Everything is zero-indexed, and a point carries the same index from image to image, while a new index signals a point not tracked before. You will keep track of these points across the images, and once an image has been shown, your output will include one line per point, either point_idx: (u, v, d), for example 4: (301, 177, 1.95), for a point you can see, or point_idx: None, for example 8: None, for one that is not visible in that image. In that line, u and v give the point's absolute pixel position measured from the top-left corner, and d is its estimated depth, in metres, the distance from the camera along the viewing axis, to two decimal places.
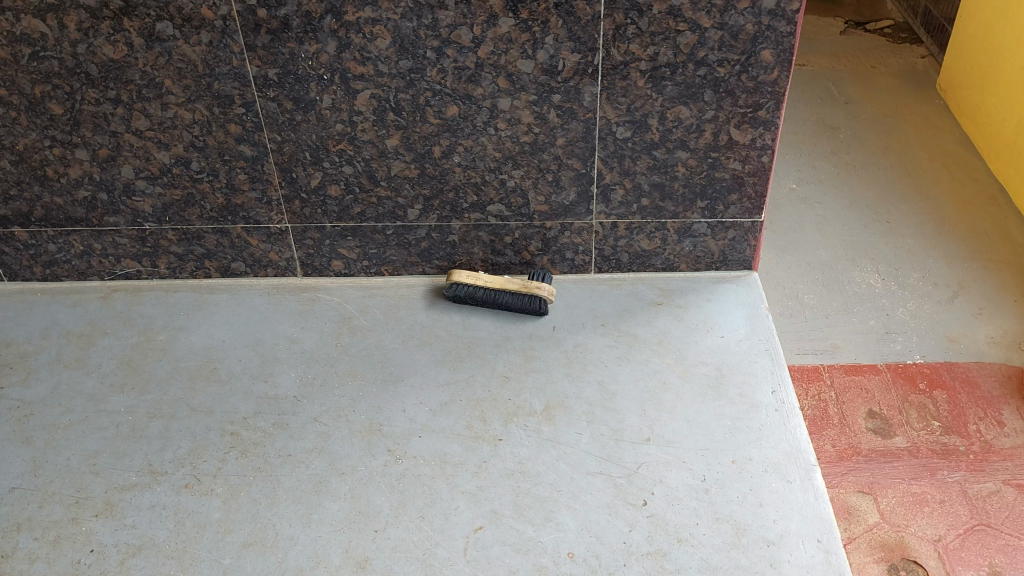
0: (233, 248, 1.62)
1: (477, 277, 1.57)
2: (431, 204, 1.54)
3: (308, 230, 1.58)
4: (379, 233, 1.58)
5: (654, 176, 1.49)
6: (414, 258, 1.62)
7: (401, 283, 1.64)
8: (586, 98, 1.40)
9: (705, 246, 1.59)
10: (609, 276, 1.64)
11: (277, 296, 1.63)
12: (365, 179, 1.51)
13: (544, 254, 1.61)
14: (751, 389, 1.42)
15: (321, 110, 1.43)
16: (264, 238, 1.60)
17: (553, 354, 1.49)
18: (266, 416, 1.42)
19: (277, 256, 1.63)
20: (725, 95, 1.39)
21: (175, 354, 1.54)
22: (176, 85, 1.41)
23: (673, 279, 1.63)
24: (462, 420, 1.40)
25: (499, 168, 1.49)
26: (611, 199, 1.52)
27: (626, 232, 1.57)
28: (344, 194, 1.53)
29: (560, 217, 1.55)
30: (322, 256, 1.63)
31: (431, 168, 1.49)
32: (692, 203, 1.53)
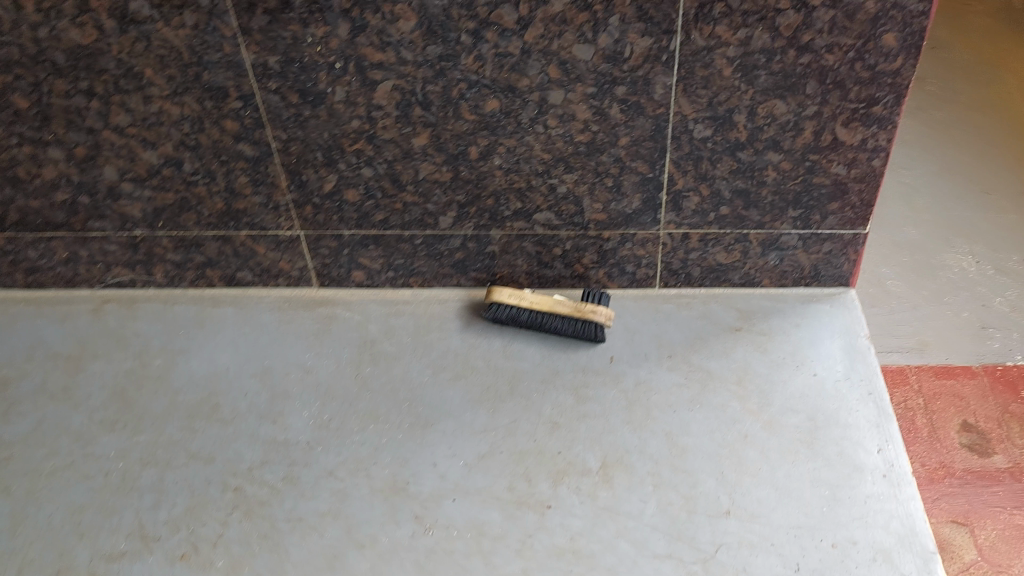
0: (237, 257, 1.39)
1: (521, 297, 1.34)
2: (466, 211, 1.30)
3: (323, 238, 1.35)
4: (405, 242, 1.35)
5: (737, 182, 1.23)
6: (447, 269, 1.38)
7: (432, 298, 1.41)
8: (657, 90, 1.13)
9: (794, 260, 1.33)
10: (677, 292, 1.39)
11: (289, 313, 1.41)
12: (388, 183, 1.27)
13: (600, 267, 1.36)
14: (852, 448, 1.18)
15: (332, 104, 1.18)
16: (273, 246, 1.37)
17: (610, 395, 1.27)
18: (274, 468, 1.21)
19: (289, 265, 1.40)
20: (832, 87, 1.11)
21: (171, 386, 1.33)
22: (159, 76, 1.16)
23: (754, 297, 1.37)
24: (501, 480, 1.18)
25: (548, 172, 1.23)
26: (682, 207, 1.27)
27: (699, 244, 1.32)
28: (363, 198, 1.29)
29: (620, 227, 1.30)
30: (340, 266, 1.39)
31: (467, 171, 1.24)
32: (782, 212, 1.26)
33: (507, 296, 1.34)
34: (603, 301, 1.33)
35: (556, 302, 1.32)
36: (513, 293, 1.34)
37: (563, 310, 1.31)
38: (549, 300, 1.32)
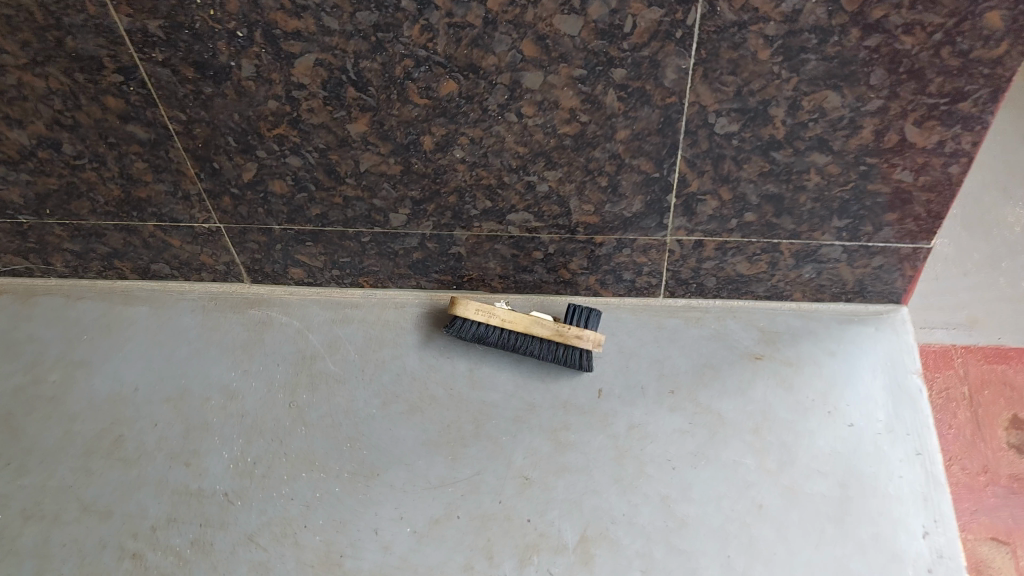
0: (148, 249, 1.14)
1: (490, 315, 1.07)
2: (423, 208, 1.03)
3: (249, 231, 1.09)
4: (351, 240, 1.09)
5: (768, 186, 0.95)
6: (403, 270, 1.13)
7: (386, 302, 1.17)
8: (668, 75, 0.84)
9: (835, 274, 1.06)
10: (687, 303, 1.13)
11: (214, 317, 1.17)
12: (322, 174, 1.00)
13: (590, 273, 1.10)
14: (891, 531, 0.94)
15: (240, 80, 0.89)
16: (189, 238, 1.11)
17: (597, 444, 1.03)
18: (182, 528, 1.01)
19: (211, 259, 1.14)
20: (906, 77, 0.82)
21: (66, 411, 1.11)
22: (9, 42, 0.88)
23: (780, 315, 1.11)
24: (458, 555, 0.96)
25: (524, 168, 0.96)
26: (697, 212, 0.99)
27: (716, 252, 1.04)
28: (293, 191, 1.02)
29: (616, 231, 1.03)
30: (274, 262, 1.14)
31: (419, 164, 0.97)
32: (824, 221, 0.99)
33: (473, 313, 1.07)
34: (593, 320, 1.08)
35: (534, 323, 1.06)
36: (482, 308, 1.07)
37: (543, 333, 1.06)
38: (526, 320, 1.06)
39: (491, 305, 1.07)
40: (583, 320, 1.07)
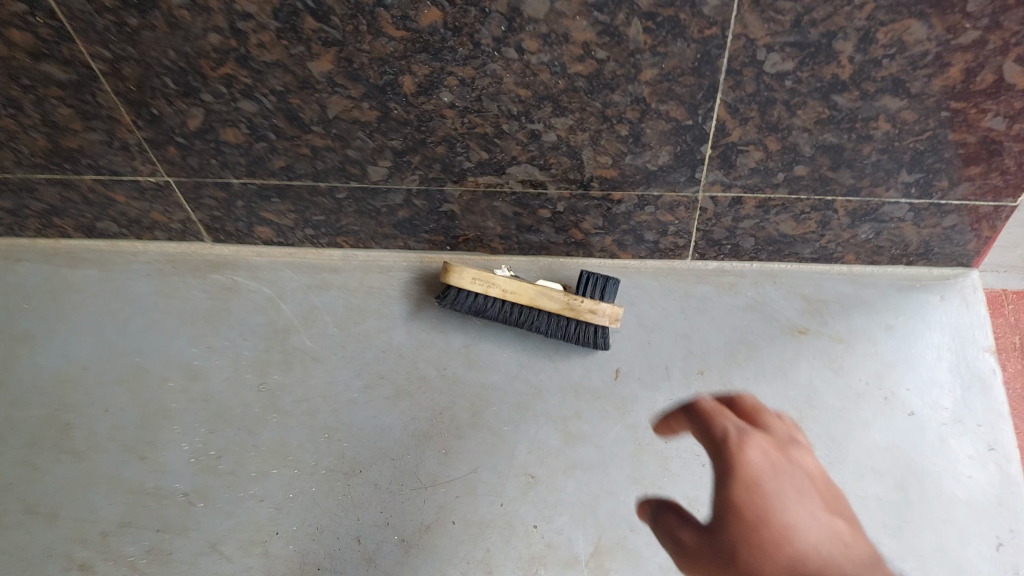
0: (89, 205, 0.97)
1: (489, 285, 0.91)
2: (406, 160, 0.86)
3: (203, 186, 0.92)
4: (324, 195, 0.92)
5: (825, 135, 0.78)
6: (387, 229, 0.98)
7: (368, 266, 1.02)
8: (709, 1, 0.66)
9: (896, 234, 0.90)
10: (719, 267, 0.97)
11: (172, 282, 1.01)
12: (283, 122, 0.83)
13: (606, 233, 0.94)
14: (959, 543, 0.80)
15: (170, 10, 0.71)
16: (135, 194, 0.95)
17: (613, 435, 0.89)
18: (138, 536, 0.86)
19: (163, 217, 0.98)
20: (1015, 3, 0.64)
21: (6, 393, 0.95)
22: None
23: (827, 280, 0.95)
24: (454, 568, 0.83)
25: (526, 114, 0.78)
26: (736, 165, 0.82)
27: (757, 211, 0.88)
28: (250, 140, 0.85)
29: (638, 187, 0.86)
30: (237, 220, 0.98)
31: (399, 109, 0.80)
32: (889, 175, 0.82)
33: (470, 283, 0.92)
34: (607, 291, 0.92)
35: (540, 295, 0.90)
36: (479, 276, 0.91)
37: (551, 307, 0.90)
38: (530, 291, 0.91)
39: (490, 273, 0.91)
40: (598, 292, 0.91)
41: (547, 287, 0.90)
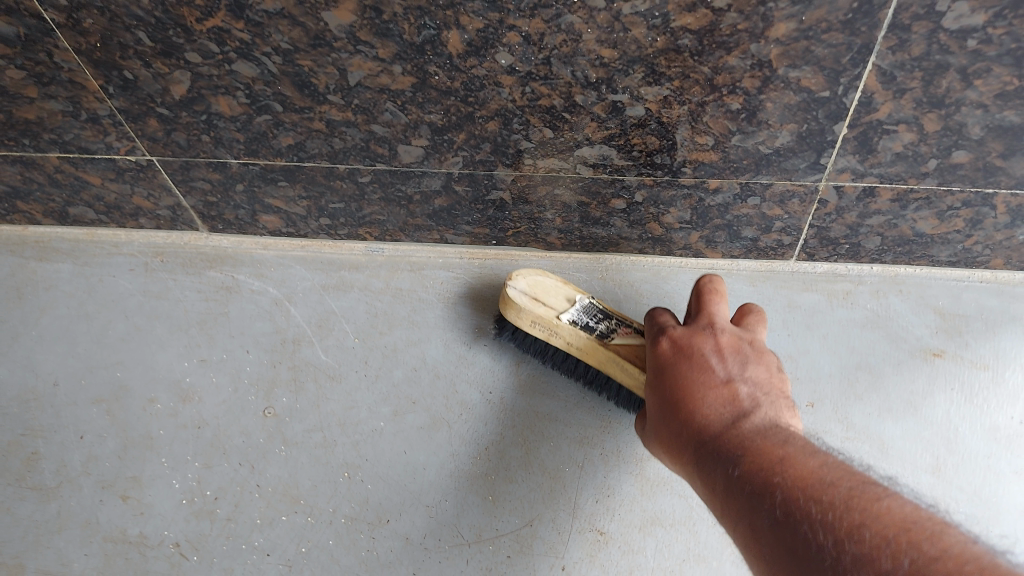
0: (58, 188, 0.80)
1: (552, 334, 0.72)
2: (447, 138, 0.68)
3: (196, 168, 0.75)
4: (344, 180, 0.75)
5: (1005, 114, 0.59)
6: (421, 220, 0.80)
7: (396, 262, 0.84)
8: None
9: None
10: (830, 271, 0.78)
11: (161, 280, 0.84)
12: (292, 90, 0.64)
13: (693, 229, 0.76)
14: None
15: None
16: (113, 175, 0.77)
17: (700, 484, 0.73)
18: None
19: (149, 203, 0.81)
20: None
21: None
22: None
23: (968, 291, 0.77)
24: None
25: (608, 81, 0.60)
26: (876, 151, 0.63)
27: (892, 206, 0.69)
28: (248, 112, 0.67)
29: (742, 175, 0.68)
30: (237, 208, 0.81)
31: (440, 74, 0.61)
32: None
33: (529, 325, 0.72)
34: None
35: (608, 363, 0.70)
36: (540, 321, 0.72)
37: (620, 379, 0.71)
38: (600, 354, 0.70)
39: (554, 319, 0.71)
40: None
41: (616, 358, 0.69)
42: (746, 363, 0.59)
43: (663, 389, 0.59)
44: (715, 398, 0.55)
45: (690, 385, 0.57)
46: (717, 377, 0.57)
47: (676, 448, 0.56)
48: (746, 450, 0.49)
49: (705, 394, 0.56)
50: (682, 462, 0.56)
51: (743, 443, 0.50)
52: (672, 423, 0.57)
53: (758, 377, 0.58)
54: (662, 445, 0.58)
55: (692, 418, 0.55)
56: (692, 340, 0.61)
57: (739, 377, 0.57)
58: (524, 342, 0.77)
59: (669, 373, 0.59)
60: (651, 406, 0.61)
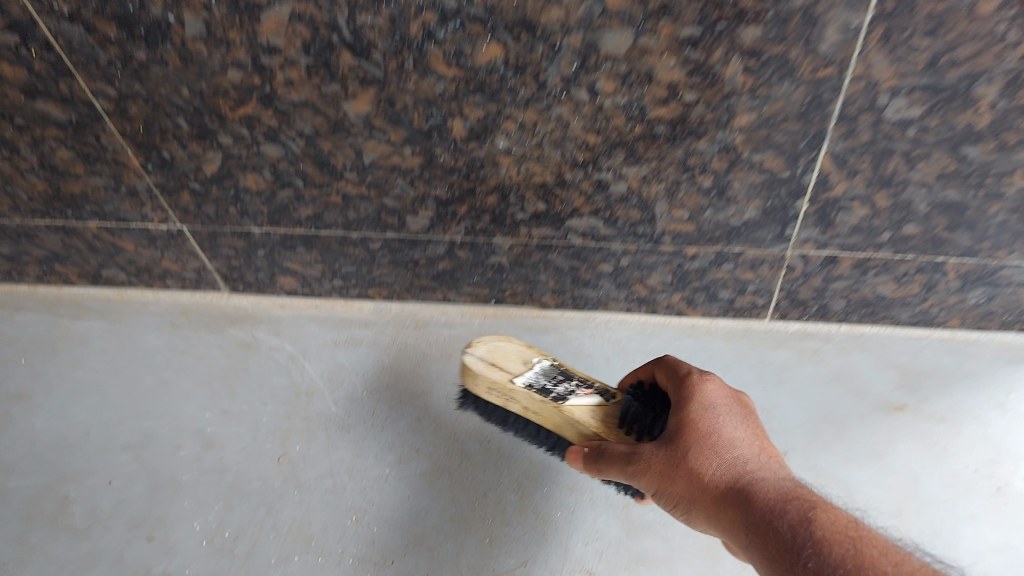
0: (94, 253, 0.87)
1: (507, 398, 0.71)
2: (451, 210, 0.76)
3: (222, 236, 0.82)
4: (356, 246, 0.82)
5: (945, 193, 0.66)
6: (426, 282, 0.87)
7: (402, 319, 0.92)
8: (826, 38, 0.54)
9: (1011, 300, 0.79)
10: (801, 330, 0.86)
11: (185, 337, 0.92)
12: (312, 168, 0.72)
13: (674, 291, 0.83)
14: None
15: (184, 43, 0.60)
16: (145, 242, 0.85)
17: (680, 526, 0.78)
18: None
19: (177, 266, 0.88)
20: None
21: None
22: None
23: (927, 349, 0.84)
24: None
25: (594, 162, 0.67)
26: (835, 223, 0.71)
27: (853, 271, 0.76)
28: (273, 187, 0.75)
29: (716, 243, 0.75)
30: (257, 270, 0.88)
31: (445, 155, 0.69)
32: (1016, 238, 0.70)
33: (484, 391, 0.71)
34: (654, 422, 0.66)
35: (564, 425, 0.69)
36: (496, 387, 0.70)
37: (578, 440, 0.69)
38: (555, 416, 0.69)
39: (509, 387, 0.69)
40: (643, 425, 0.66)
41: (574, 420, 0.68)
42: (741, 418, 0.61)
43: (665, 440, 0.60)
44: (724, 453, 0.58)
45: (696, 439, 0.59)
46: (720, 432, 0.59)
47: (686, 502, 0.58)
48: (772, 512, 0.52)
49: (713, 451, 0.58)
50: (694, 514, 0.58)
51: (789, 499, 0.53)
52: (678, 477, 0.58)
53: (753, 430, 0.61)
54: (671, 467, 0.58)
55: (733, 461, 0.57)
56: (684, 393, 0.62)
57: (739, 432, 0.59)
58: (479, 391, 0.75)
59: (672, 426, 0.60)
60: (637, 450, 0.61)
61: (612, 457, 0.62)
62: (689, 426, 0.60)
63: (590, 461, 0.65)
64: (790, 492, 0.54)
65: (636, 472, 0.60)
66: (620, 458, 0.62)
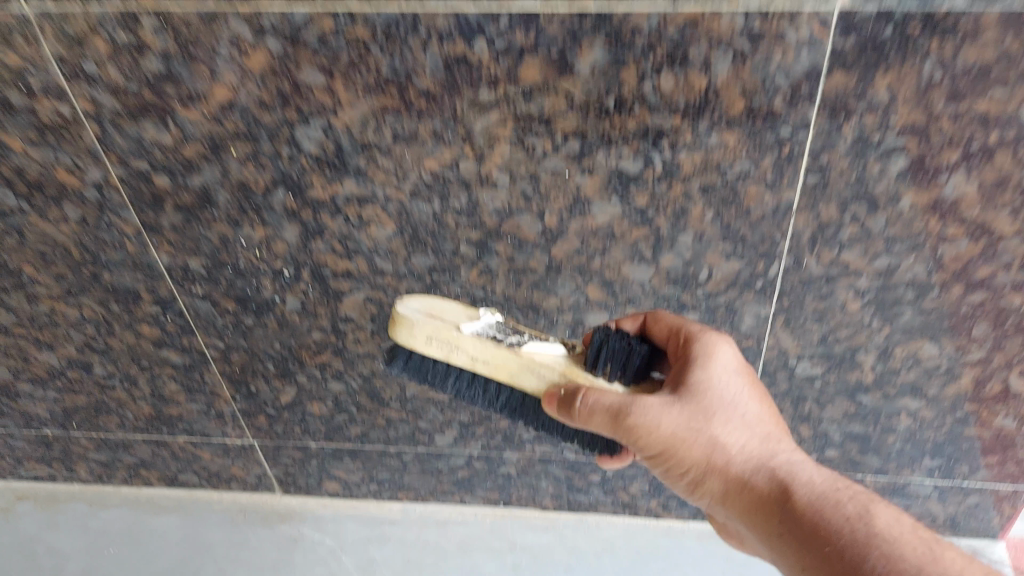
0: (176, 460, 1.06)
1: (454, 351, 0.67)
2: (471, 431, 0.95)
3: (284, 448, 1.02)
4: (393, 457, 1.01)
5: (852, 426, 0.86)
6: (447, 486, 1.06)
7: (425, 518, 1.10)
8: (745, 321, 0.76)
9: (923, 509, 0.97)
10: None
11: (243, 532, 1.09)
12: (365, 398, 0.93)
13: (651, 497, 1.01)
14: None
15: (283, 314, 0.82)
16: (221, 452, 1.04)
17: None
18: None
19: (242, 471, 1.07)
20: (1015, 333, 0.73)
21: None
22: (40, 273, 0.80)
23: None
24: None
25: None
26: None
27: None
28: (332, 412, 0.95)
29: None
30: (309, 476, 1.07)
31: None
32: (914, 460, 0.89)
33: (424, 345, 0.68)
34: (627, 361, 0.66)
35: (522, 371, 0.67)
36: (436, 335, 0.67)
37: (535, 390, 0.68)
38: (511, 365, 0.67)
39: (454, 333, 0.67)
40: (610, 374, 0.66)
41: (532, 363, 0.67)
42: (739, 366, 0.64)
43: (675, 395, 0.62)
44: (740, 439, 0.62)
45: (707, 406, 0.62)
46: (730, 407, 0.62)
47: (707, 470, 0.63)
48: (813, 519, 0.58)
49: (728, 430, 0.62)
50: (715, 479, 0.63)
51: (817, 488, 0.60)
52: (693, 445, 0.62)
53: (760, 404, 0.65)
54: (694, 416, 0.62)
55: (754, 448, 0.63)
56: (696, 348, 0.64)
57: (743, 393, 0.63)
58: (417, 373, 0.72)
59: (676, 386, 0.63)
60: (638, 403, 0.62)
61: (605, 406, 0.62)
62: (710, 406, 0.62)
63: (565, 404, 0.64)
64: (815, 490, 0.60)
65: (637, 420, 0.61)
66: (608, 413, 0.62)
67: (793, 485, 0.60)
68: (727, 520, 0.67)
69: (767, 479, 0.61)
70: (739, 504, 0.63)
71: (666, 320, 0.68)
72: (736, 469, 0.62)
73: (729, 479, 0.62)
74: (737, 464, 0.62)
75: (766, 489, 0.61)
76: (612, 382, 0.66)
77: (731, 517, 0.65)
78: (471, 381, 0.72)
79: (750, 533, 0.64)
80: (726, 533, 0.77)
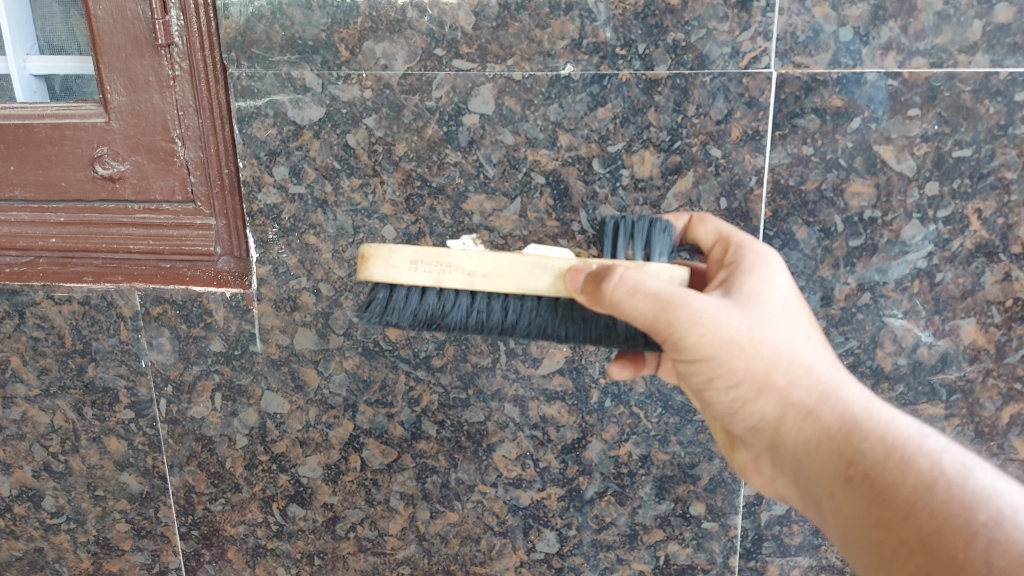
0: None
1: (445, 271, 0.55)
2: None
3: None
4: None
5: None
6: None
7: None
8: None
9: None
10: None
11: None
12: None
13: None
14: None
15: None
16: None
17: None
18: None
19: None
20: None
21: None
22: None
23: None
24: None
25: None
26: None
27: None
28: None
29: None
30: None
31: None
32: None
33: (407, 273, 0.56)
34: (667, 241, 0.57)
35: (532, 274, 0.55)
36: (421, 258, 0.55)
37: (551, 291, 0.55)
38: (519, 270, 0.55)
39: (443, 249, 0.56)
40: (640, 254, 0.56)
41: (544, 258, 0.55)
42: (795, 290, 0.55)
43: (727, 297, 0.52)
44: (805, 356, 0.51)
45: (761, 312, 0.52)
46: (790, 332, 0.52)
47: (762, 387, 0.51)
48: (888, 454, 0.45)
49: (780, 335, 0.51)
50: (769, 403, 0.51)
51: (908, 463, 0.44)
52: (745, 350, 0.51)
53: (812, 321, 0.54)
54: (751, 369, 0.51)
55: (827, 419, 0.48)
56: (747, 255, 0.55)
57: (801, 323, 0.53)
58: (403, 317, 0.58)
59: (730, 290, 0.53)
60: (689, 295, 0.50)
61: (647, 291, 0.50)
62: (765, 359, 0.51)
63: (597, 281, 0.52)
64: (894, 435, 0.46)
65: (689, 312, 0.50)
66: (649, 302, 0.50)
67: (867, 433, 0.47)
68: (767, 455, 0.55)
69: (835, 414, 0.48)
70: (794, 441, 0.50)
71: (713, 223, 0.59)
72: (797, 397, 0.50)
73: (788, 405, 0.50)
74: (804, 372, 0.51)
75: (833, 419, 0.48)
76: (649, 264, 0.55)
77: (776, 458, 0.53)
78: (471, 307, 0.58)
79: (803, 481, 0.50)
80: (749, 472, 0.60)
